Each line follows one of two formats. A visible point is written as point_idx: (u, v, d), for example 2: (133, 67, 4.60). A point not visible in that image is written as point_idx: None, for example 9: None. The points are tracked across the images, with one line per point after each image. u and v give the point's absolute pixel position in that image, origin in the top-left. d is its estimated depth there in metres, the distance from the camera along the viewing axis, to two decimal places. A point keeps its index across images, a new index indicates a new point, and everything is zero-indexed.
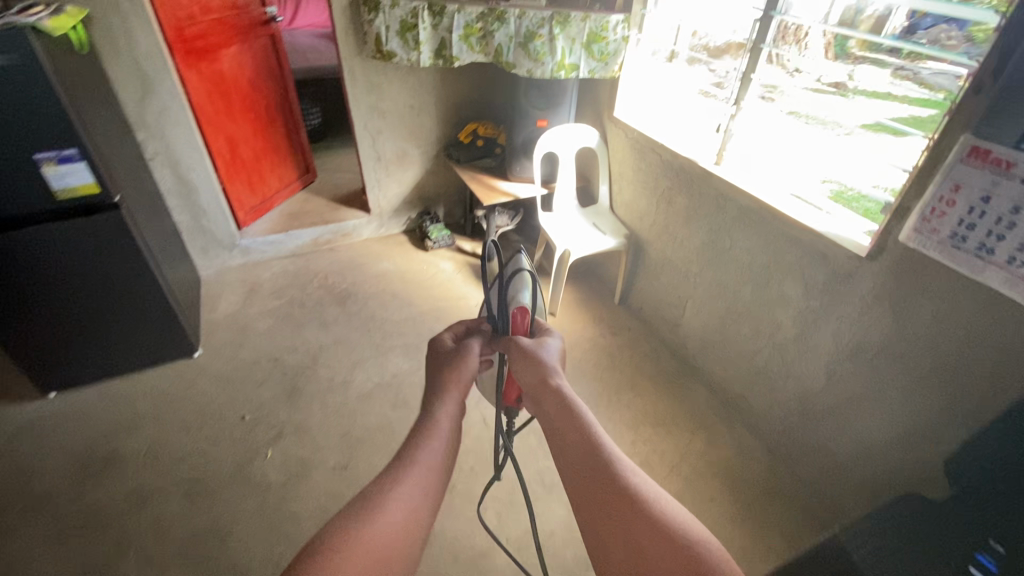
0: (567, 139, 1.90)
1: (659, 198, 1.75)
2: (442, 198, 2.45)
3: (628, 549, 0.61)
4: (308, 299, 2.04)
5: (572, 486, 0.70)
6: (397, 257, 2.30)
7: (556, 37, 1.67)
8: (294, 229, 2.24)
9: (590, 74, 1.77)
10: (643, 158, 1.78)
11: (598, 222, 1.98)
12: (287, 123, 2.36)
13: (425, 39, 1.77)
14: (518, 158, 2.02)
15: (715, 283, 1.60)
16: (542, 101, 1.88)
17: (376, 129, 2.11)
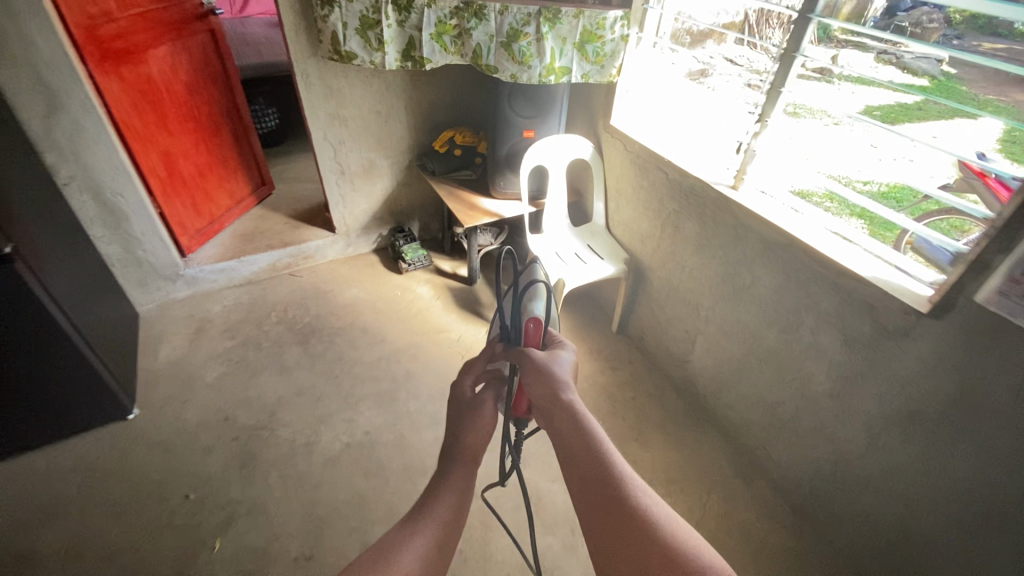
0: (557, 152, 1.68)
1: (664, 221, 1.53)
2: (417, 213, 2.20)
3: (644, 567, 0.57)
4: (266, 338, 1.79)
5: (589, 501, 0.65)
6: (368, 283, 2.05)
7: (544, 37, 1.43)
8: (248, 253, 1.97)
9: (583, 78, 1.54)
10: (645, 174, 1.56)
11: (594, 244, 1.76)
12: (236, 130, 2.06)
13: (391, 39, 1.51)
14: (502, 172, 1.78)
15: (731, 322, 1.41)
16: (528, 109, 1.64)
17: (338, 140, 1.85)
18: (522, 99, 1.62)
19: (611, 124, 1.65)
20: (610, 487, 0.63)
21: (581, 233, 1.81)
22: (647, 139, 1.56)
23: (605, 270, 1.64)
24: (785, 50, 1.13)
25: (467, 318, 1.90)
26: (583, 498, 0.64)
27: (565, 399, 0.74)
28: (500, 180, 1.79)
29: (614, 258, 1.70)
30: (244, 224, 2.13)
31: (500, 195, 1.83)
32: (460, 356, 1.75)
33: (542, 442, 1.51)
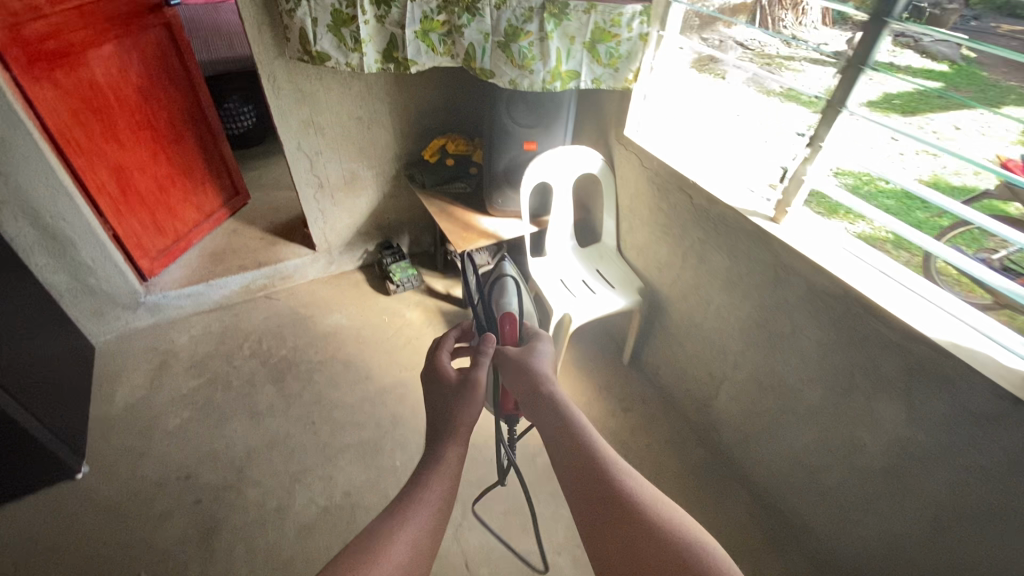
0: (562, 167, 1.47)
1: (687, 250, 1.33)
2: (406, 226, 1.99)
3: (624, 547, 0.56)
4: (236, 376, 1.60)
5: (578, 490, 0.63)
6: (352, 306, 1.85)
7: (548, 36, 1.21)
8: (218, 276, 1.77)
9: (594, 83, 1.31)
10: (664, 195, 1.35)
11: (603, 269, 1.56)
12: (201, 136, 1.84)
13: (369, 38, 1.29)
14: (500, 189, 1.57)
15: (766, 372, 1.22)
16: (529, 118, 1.43)
17: (315, 149, 1.63)
18: (522, 107, 1.41)
19: (625, 135, 1.43)
20: (599, 475, 0.62)
21: (589, 256, 1.61)
22: (667, 154, 1.34)
23: (616, 302, 1.44)
24: (849, 62, 0.90)
25: None
26: (573, 487, 0.62)
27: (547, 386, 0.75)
28: (498, 197, 1.58)
29: (626, 287, 1.49)
30: (215, 240, 1.92)
31: (497, 212, 1.63)
32: None
33: (546, 502, 1.34)
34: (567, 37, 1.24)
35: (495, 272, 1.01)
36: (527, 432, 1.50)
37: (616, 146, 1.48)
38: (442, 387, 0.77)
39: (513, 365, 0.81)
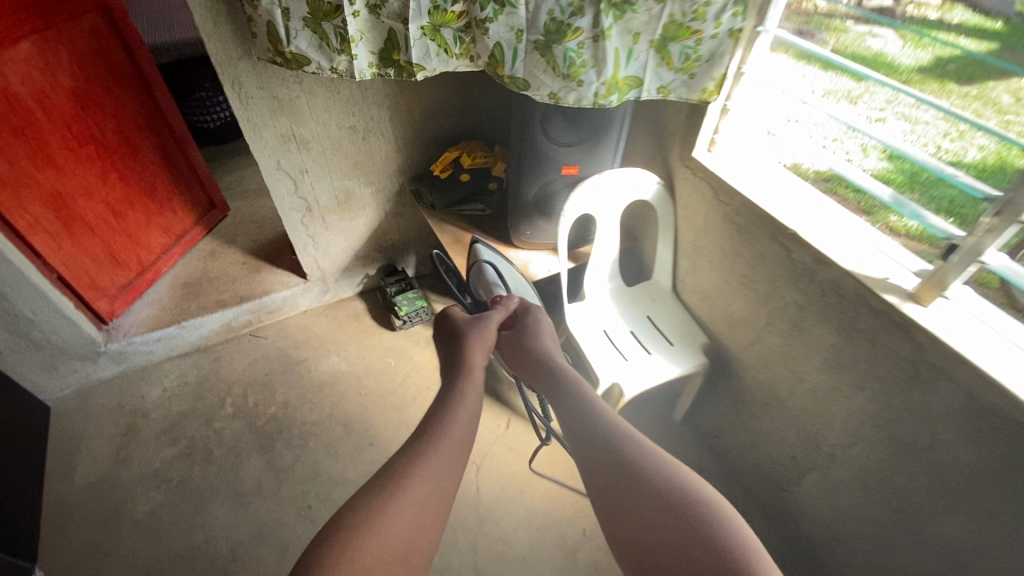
0: (611, 195, 1.18)
1: (778, 311, 1.04)
2: (413, 246, 1.69)
3: (620, 514, 0.62)
4: (217, 443, 1.35)
5: (582, 451, 0.69)
6: (352, 347, 1.58)
7: (605, 35, 0.88)
8: (193, 316, 1.49)
9: (661, 92, 0.99)
10: (747, 242, 1.05)
11: (657, 317, 1.28)
12: (164, 146, 1.53)
13: (360, 35, 0.97)
14: (531, 220, 1.27)
15: (880, 480, 0.95)
16: (572, 136, 1.11)
17: (300, 168, 1.32)
18: (564, 123, 1.09)
19: (694, 159, 1.10)
20: (602, 443, 0.67)
21: (637, 298, 1.32)
22: (754, 190, 1.03)
23: (675, 366, 1.17)
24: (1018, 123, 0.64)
25: (483, 403, 1.44)
26: (579, 447, 0.69)
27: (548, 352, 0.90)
28: (527, 227, 1.28)
29: (687, 343, 1.22)
30: (189, 267, 1.63)
31: (526, 245, 1.33)
32: (475, 467, 1.33)
33: None
34: (629, 35, 0.91)
35: (473, 259, 1.23)
36: (566, 514, 1.25)
37: (681, 170, 1.16)
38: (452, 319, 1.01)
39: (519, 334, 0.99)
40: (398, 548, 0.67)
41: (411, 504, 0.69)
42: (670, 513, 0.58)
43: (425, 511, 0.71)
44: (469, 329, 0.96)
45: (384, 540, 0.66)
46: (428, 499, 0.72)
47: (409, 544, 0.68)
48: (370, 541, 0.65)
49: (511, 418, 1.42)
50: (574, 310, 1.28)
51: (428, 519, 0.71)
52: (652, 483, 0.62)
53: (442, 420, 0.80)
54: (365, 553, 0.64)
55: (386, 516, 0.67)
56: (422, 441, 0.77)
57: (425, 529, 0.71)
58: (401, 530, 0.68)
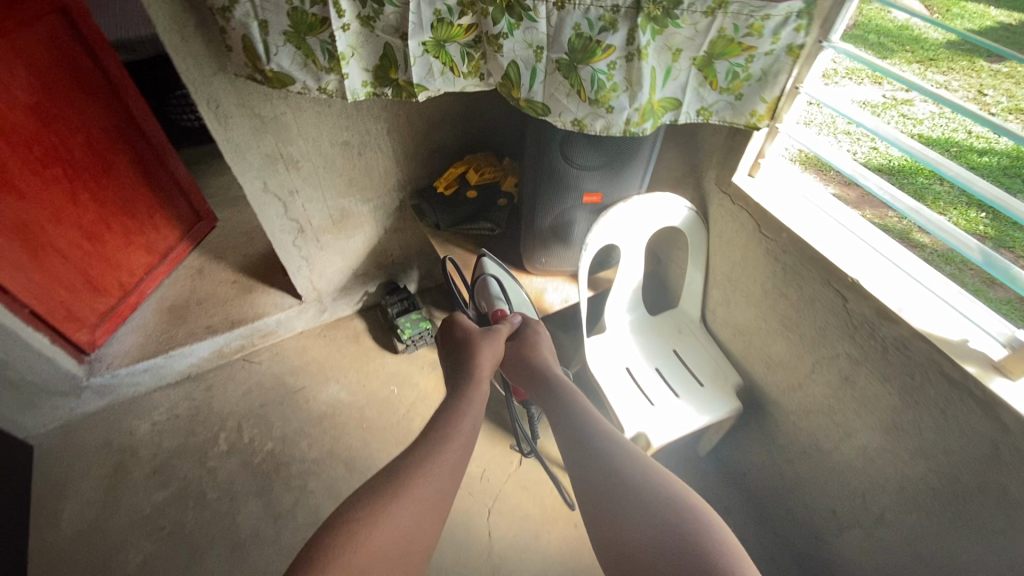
0: (638, 221, 1.06)
1: (827, 361, 0.93)
2: (416, 261, 1.57)
3: (613, 522, 0.69)
4: (211, 484, 1.27)
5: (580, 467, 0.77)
6: (353, 373, 1.47)
7: (641, 55, 0.74)
8: (181, 344, 1.39)
9: (703, 116, 0.85)
10: (794, 282, 0.93)
11: (684, 353, 1.17)
12: (142, 158, 1.39)
13: (351, 51, 0.83)
14: (546, 247, 1.14)
15: (938, 554, 0.86)
16: (596, 160, 0.98)
17: (289, 188, 1.19)
18: (588, 146, 0.96)
19: (734, 185, 0.98)
20: (599, 457, 0.75)
21: (662, 329, 1.21)
22: (804, 226, 0.90)
23: (705, 411, 1.06)
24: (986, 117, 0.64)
25: (494, 437, 1.35)
26: (577, 463, 0.77)
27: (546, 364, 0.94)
28: (541, 254, 1.16)
29: (718, 384, 1.11)
30: (176, 287, 1.52)
31: (540, 271, 1.22)
32: (486, 510, 1.24)
33: None
34: (667, 53, 0.78)
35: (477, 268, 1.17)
36: (584, 562, 1.18)
37: (717, 195, 1.03)
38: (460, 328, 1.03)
39: (521, 345, 1.00)
40: (401, 543, 0.70)
41: (415, 503, 0.72)
42: (669, 533, 0.64)
43: (427, 512, 0.73)
44: (475, 340, 0.98)
45: (387, 536, 0.69)
46: (430, 499, 0.75)
47: (411, 540, 0.71)
48: (376, 533, 0.68)
49: (523, 453, 1.33)
50: (595, 345, 1.16)
51: (430, 519, 0.74)
52: (652, 507, 0.68)
53: (447, 424, 0.84)
54: (371, 543, 0.67)
55: (390, 514, 0.70)
56: (427, 445, 0.80)
57: (425, 528, 0.73)
58: (404, 526, 0.71)
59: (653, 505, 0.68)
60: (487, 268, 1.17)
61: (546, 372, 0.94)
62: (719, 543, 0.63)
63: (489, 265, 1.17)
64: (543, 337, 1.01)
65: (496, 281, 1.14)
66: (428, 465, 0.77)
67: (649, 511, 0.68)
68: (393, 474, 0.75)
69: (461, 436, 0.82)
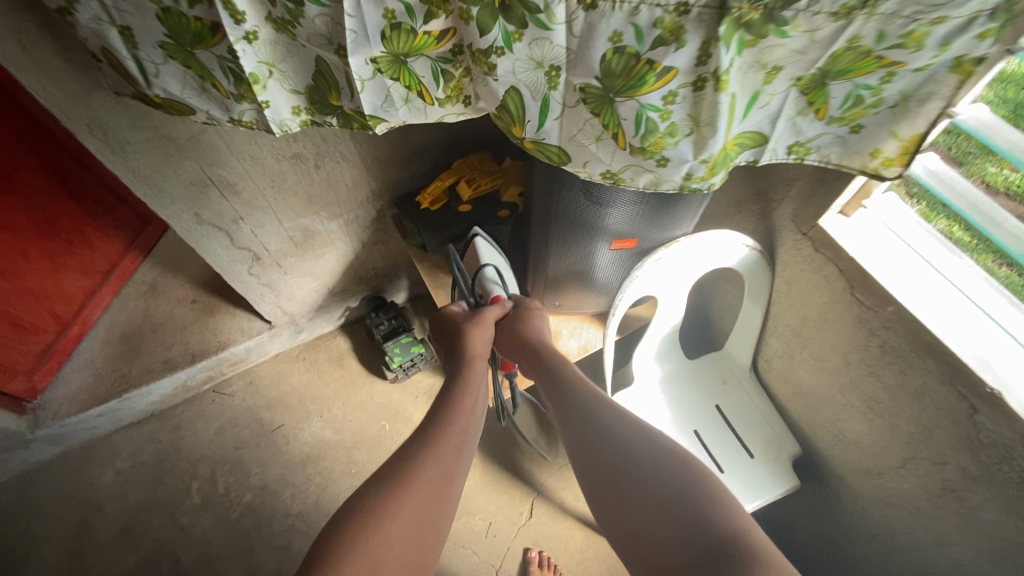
0: (685, 267, 0.80)
1: (926, 466, 0.72)
2: (403, 272, 1.32)
3: (637, 523, 0.67)
4: (185, 546, 1.12)
5: (600, 465, 0.74)
6: (338, 406, 1.29)
7: (719, 83, 0.45)
8: (136, 385, 1.20)
9: (795, 149, 0.58)
10: (897, 368, 0.69)
11: (729, 412, 0.96)
12: (58, 165, 1.11)
13: (267, 69, 0.55)
14: (562, 288, 0.90)
15: None
16: (632, 201, 0.71)
17: (232, 216, 0.94)
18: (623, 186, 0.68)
19: (820, 229, 0.71)
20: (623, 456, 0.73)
21: (701, 377, 0.98)
22: (921, 296, 0.65)
23: (751, 495, 0.88)
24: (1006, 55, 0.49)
25: (500, 485, 1.18)
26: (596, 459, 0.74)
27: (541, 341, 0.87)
28: (553, 294, 0.93)
29: (770, 456, 0.91)
30: (126, 310, 1.30)
31: (555, 310, 0.97)
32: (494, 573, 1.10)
33: None
34: (758, 71, 0.49)
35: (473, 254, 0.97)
36: None
37: (794, 236, 0.76)
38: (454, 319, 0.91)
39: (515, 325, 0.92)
40: (413, 538, 0.62)
41: (424, 489, 0.65)
42: (677, 505, 0.65)
43: (437, 502, 0.66)
44: (465, 326, 0.88)
45: (403, 524, 0.61)
46: (438, 486, 0.67)
47: (425, 529, 0.64)
48: (388, 523, 0.61)
49: (534, 503, 1.17)
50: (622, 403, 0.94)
51: (440, 508, 0.66)
52: (657, 479, 0.69)
53: (449, 409, 0.77)
54: (381, 540, 0.59)
55: (401, 502, 0.63)
56: (432, 428, 0.73)
57: (437, 521, 0.65)
58: (416, 519, 0.63)
59: (667, 484, 0.67)
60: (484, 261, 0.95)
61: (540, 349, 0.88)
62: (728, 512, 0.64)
63: (484, 251, 0.96)
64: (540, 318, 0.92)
65: (495, 271, 0.95)
66: (436, 449, 0.70)
67: (657, 484, 0.69)
68: (396, 463, 0.68)
69: (464, 417, 0.75)
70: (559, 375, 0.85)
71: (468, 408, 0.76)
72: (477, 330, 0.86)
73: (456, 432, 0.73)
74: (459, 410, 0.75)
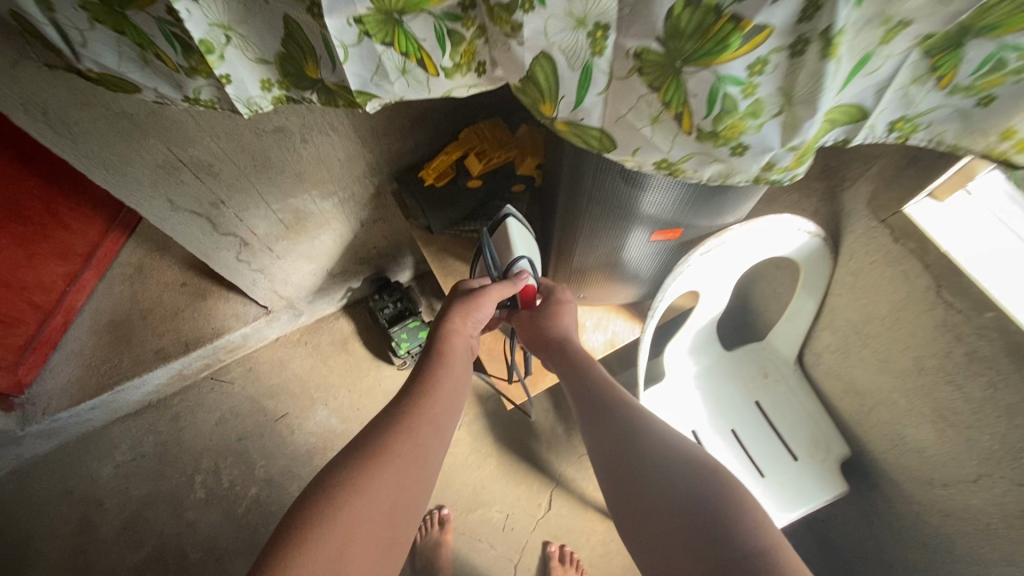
0: (736, 258, 0.69)
1: (1006, 486, 0.63)
2: (408, 249, 1.21)
3: (653, 534, 0.61)
4: (192, 541, 1.09)
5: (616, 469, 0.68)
6: (343, 394, 1.22)
7: (833, 45, 0.33)
8: (128, 377, 1.12)
9: (901, 126, 0.46)
10: (988, 380, 0.59)
11: (771, 409, 0.87)
12: (16, 142, 0.98)
13: (223, 34, 0.42)
14: (590, 278, 0.79)
15: None
16: (677, 192, 0.59)
17: (210, 200, 0.82)
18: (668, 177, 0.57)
19: (905, 217, 0.59)
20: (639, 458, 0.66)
21: (740, 369, 0.89)
22: None
23: (795, 502, 0.81)
24: None
25: (517, 476, 1.12)
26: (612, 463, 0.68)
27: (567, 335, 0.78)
28: (580, 286, 0.83)
29: (816, 458, 0.83)
30: (113, 296, 1.21)
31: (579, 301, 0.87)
32: (512, 567, 1.06)
33: None
34: (877, 27, 0.36)
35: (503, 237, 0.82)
36: None
37: (870, 222, 0.64)
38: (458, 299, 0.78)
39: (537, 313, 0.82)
40: (384, 517, 0.57)
41: (396, 467, 0.59)
42: (688, 505, 0.60)
43: (412, 478, 0.60)
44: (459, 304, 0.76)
45: (371, 504, 0.56)
46: (413, 461, 0.61)
47: (396, 509, 0.58)
48: (355, 502, 0.55)
49: (554, 495, 1.11)
50: (656, 401, 0.85)
51: (416, 485, 0.61)
52: (669, 476, 0.63)
53: (426, 383, 0.70)
54: (347, 522, 0.54)
55: (370, 480, 0.57)
56: (408, 402, 0.67)
57: (409, 499, 0.60)
58: (387, 496, 0.58)
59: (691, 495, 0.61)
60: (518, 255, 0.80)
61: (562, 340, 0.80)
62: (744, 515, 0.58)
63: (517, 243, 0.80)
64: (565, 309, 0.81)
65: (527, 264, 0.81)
66: (410, 423, 0.64)
67: (673, 481, 0.63)
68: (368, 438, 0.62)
69: (444, 392, 0.68)
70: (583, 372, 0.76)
71: (449, 383, 0.69)
72: (468, 309, 0.76)
73: (434, 406, 0.67)
74: (439, 386, 0.68)
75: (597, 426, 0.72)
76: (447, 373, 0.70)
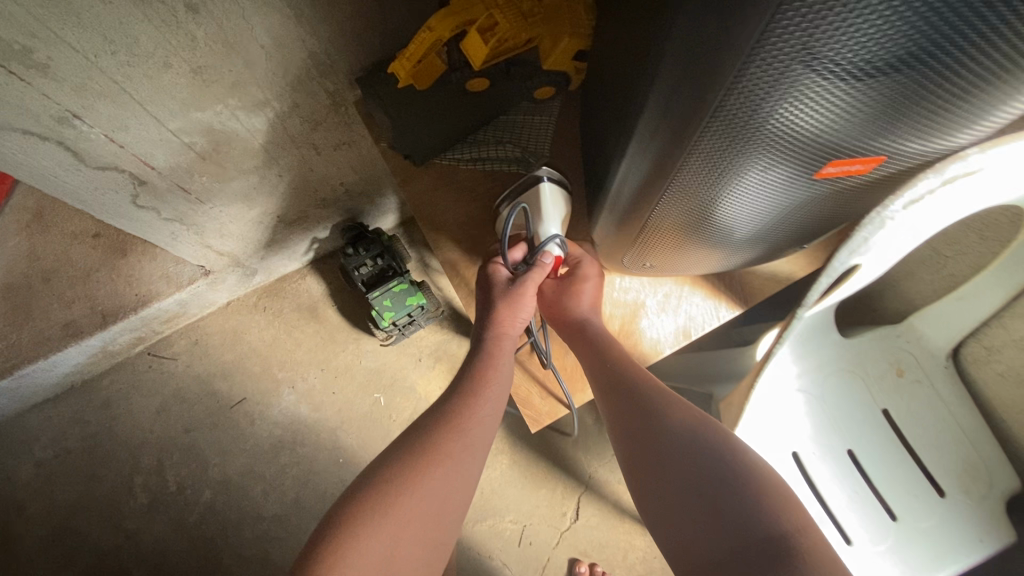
0: (938, 218, 0.39)
1: None
2: (387, 185, 0.90)
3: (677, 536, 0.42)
4: (136, 557, 0.89)
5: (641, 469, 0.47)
6: (314, 375, 0.97)
7: None
8: (29, 360, 0.85)
9: None
10: None
11: (909, 424, 0.61)
12: None
13: None
14: (659, 244, 0.50)
15: None
16: (919, 76, 0.28)
17: (53, 112, 0.50)
18: (932, 35, 0.26)
19: None
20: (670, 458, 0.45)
21: (862, 366, 0.62)
22: None
23: (937, 563, 0.56)
24: None
25: (535, 478, 0.89)
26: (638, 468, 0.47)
27: (591, 316, 0.56)
28: (637, 255, 0.54)
29: (971, 496, 0.58)
30: (4, 254, 0.87)
31: (641, 271, 0.57)
32: None
33: None
34: None
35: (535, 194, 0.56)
36: None
37: None
38: (486, 286, 0.57)
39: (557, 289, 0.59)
40: (432, 524, 0.43)
41: (439, 472, 0.44)
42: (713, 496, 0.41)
43: (457, 481, 0.45)
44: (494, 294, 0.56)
45: (413, 515, 0.42)
46: (467, 461, 0.46)
47: (438, 521, 0.43)
48: (396, 508, 0.42)
49: (581, 504, 0.88)
50: (749, 434, 0.58)
51: (462, 491, 0.46)
52: (688, 462, 0.44)
53: (465, 378, 0.52)
54: (380, 537, 0.40)
55: (411, 484, 0.43)
56: (449, 401, 0.50)
57: (461, 502, 0.45)
58: (438, 500, 0.43)
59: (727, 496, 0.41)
60: (550, 231, 0.56)
61: (587, 322, 0.56)
62: (779, 502, 0.40)
63: (552, 211, 0.56)
64: (589, 284, 0.57)
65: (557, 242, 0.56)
66: (459, 421, 0.48)
67: (691, 461, 0.44)
68: (416, 429, 0.48)
69: (486, 388, 0.51)
70: (608, 351, 0.54)
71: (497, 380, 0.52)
72: (514, 307, 0.55)
73: (481, 405, 0.49)
74: (487, 384, 0.51)
75: (621, 421, 0.50)
76: (489, 367, 0.53)
